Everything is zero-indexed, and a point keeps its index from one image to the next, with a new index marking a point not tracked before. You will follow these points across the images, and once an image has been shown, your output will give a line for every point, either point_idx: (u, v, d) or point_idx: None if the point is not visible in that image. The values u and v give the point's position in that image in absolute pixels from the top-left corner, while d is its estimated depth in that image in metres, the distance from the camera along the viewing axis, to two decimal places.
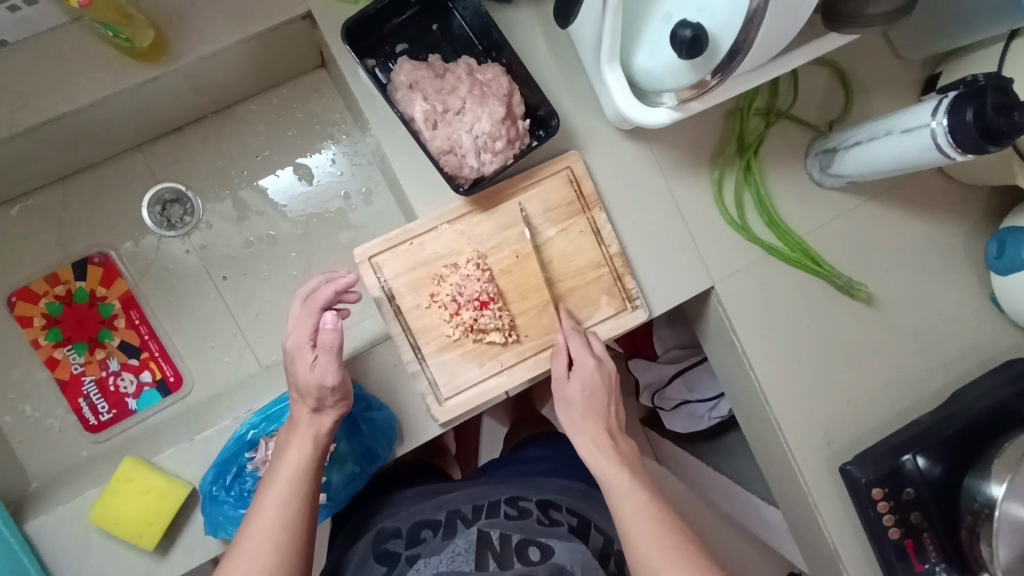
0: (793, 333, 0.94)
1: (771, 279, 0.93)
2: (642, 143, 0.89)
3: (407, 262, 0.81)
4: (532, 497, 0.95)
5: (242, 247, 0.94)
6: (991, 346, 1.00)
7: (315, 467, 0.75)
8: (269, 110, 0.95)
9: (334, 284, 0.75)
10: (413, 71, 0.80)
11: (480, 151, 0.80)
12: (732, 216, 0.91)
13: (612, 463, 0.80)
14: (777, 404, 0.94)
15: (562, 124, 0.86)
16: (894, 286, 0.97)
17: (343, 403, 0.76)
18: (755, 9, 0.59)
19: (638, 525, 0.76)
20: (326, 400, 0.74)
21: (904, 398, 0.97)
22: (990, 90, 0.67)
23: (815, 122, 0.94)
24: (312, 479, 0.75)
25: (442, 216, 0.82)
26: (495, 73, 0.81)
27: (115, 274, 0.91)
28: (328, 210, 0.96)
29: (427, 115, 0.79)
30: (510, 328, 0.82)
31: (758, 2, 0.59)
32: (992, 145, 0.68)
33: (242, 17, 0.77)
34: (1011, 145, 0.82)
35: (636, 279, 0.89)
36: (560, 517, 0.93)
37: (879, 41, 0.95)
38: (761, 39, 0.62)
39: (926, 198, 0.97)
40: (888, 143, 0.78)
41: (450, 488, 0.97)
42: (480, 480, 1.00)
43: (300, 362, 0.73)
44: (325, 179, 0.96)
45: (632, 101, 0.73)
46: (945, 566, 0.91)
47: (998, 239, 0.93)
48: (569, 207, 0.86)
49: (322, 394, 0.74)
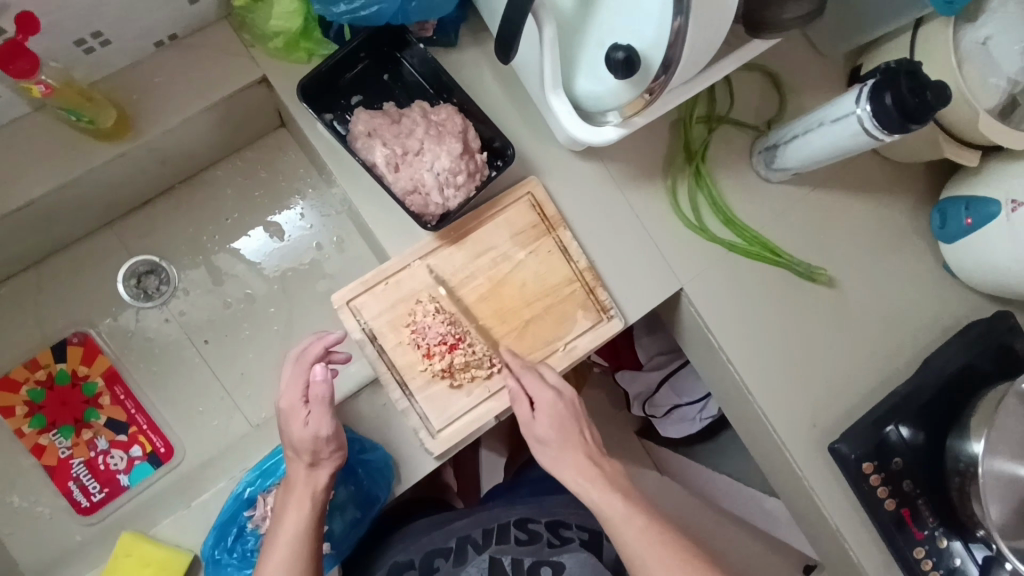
0: (765, 324, 0.98)
1: (736, 274, 0.97)
2: (596, 161, 0.94)
3: (385, 301, 0.83)
4: (542, 518, 0.95)
5: (221, 309, 0.96)
6: (951, 312, 1.05)
7: (314, 526, 0.74)
8: (235, 174, 0.98)
9: (322, 340, 0.77)
10: (370, 120, 0.84)
11: (443, 187, 0.84)
12: (690, 219, 0.96)
13: (604, 491, 0.78)
14: (760, 394, 0.97)
15: (518, 153, 0.90)
16: (852, 267, 1.02)
17: (339, 454, 0.76)
18: (677, 29, 0.64)
19: (644, 547, 0.75)
20: (319, 453, 0.74)
21: (880, 372, 1.01)
22: (903, 73, 0.72)
23: (755, 123, 1.00)
24: (310, 539, 0.74)
25: (414, 253, 0.84)
26: (449, 112, 0.85)
27: (95, 352, 0.91)
28: (303, 263, 0.98)
29: (388, 160, 0.82)
30: (493, 352, 0.84)
31: (678, 22, 0.64)
32: (914, 122, 0.73)
33: (201, 89, 0.81)
34: (934, 122, 0.88)
35: (608, 290, 0.92)
36: (571, 534, 0.93)
37: (802, 42, 1.02)
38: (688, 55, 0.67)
39: (868, 181, 1.03)
40: (822, 134, 0.83)
41: (459, 516, 0.97)
42: (489, 505, 1.00)
43: (293, 420, 0.74)
44: (296, 233, 0.99)
45: (579, 123, 0.77)
46: (944, 530, 0.94)
47: (940, 211, 0.99)
48: (535, 230, 0.89)
49: (316, 446, 0.74)
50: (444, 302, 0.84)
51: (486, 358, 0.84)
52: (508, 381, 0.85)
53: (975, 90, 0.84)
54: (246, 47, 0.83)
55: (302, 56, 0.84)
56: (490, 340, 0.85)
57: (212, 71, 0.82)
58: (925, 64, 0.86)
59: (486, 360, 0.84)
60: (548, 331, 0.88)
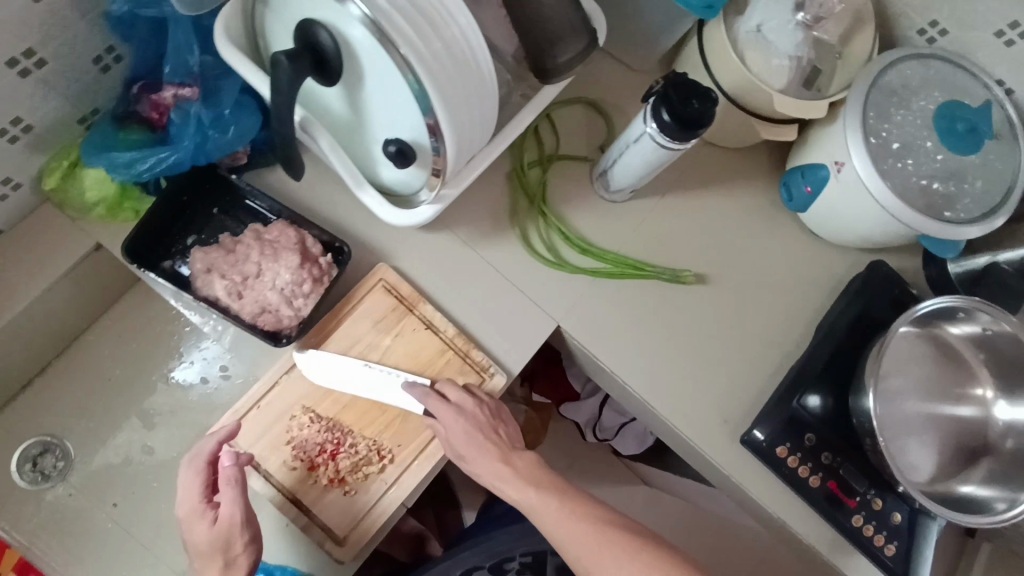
0: (650, 337, 0.99)
1: (608, 298, 0.99)
2: (443, 230, 0.96)
3: (262, 426, 0.84)
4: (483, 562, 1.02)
5: (125, 469, 0.96)
6: (831, 273, 1.07)
7: None
8: (110, 333, 1.00)
9: (215, 435, 0.81)
10: (205, 256, 0.86)
11: (290, 300, 0.86)
12: (548, 259, 0.99)
13: (521, 485, 0.83)
14: (664, 406, 0.98)
15: (364, 244, 0.93)
16: (721, 258, 1.04)
17: (253, 546, 0.77)
18: (434, 126, 0.68)
19: (563, 532, 0.79)
20: (232, 548, 0.76)
21: (777, 351, 1.02)
22: (670, 89, 0.75)
23: (589, 150, 1.03)
24: None
25: (279, 370, 0.86)
26: (281, 227, 0.88)
27: (4, 546, 0.91)
28: (194, 401, 1.00)
29: (230, 290, 0.85)
30: (378, 446, 0.85)
31: (431, 119, 0.67)
32: (694, 131, 0.76)
33: (37, 273, 0.84)
34: (740, 110, 0.91)
35: (485, 350, 0.93)
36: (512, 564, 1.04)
37: (613, 65, 1.06)
38: (456, 141, 0.71)
39: (714, 174, 1.06)
40: (631, 153, 0.86)
41: None
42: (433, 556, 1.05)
43: (199, 522, 0.77)
44: (181, 373, 1.00)
45: (392, 210, 0.81)
46: (874, 490, 0.94)
47: (784, 185, 1.02)
48: (395, 313, 0.91)
49: (229, 537, 0.76)
50: (317, 411, 0.85)
51: (374, 453, 0.85)
52: (402, 469, 0.86)
53: (764, 75, 0.87)
54: (73, 219, 0.86)
55: (129, 214, 0.86)
56: (375, 433, 0.86)
57: (45, 253, 0.85)
58: (713, 62, 0.89)
59: (374, 454, 0.85)
60: None
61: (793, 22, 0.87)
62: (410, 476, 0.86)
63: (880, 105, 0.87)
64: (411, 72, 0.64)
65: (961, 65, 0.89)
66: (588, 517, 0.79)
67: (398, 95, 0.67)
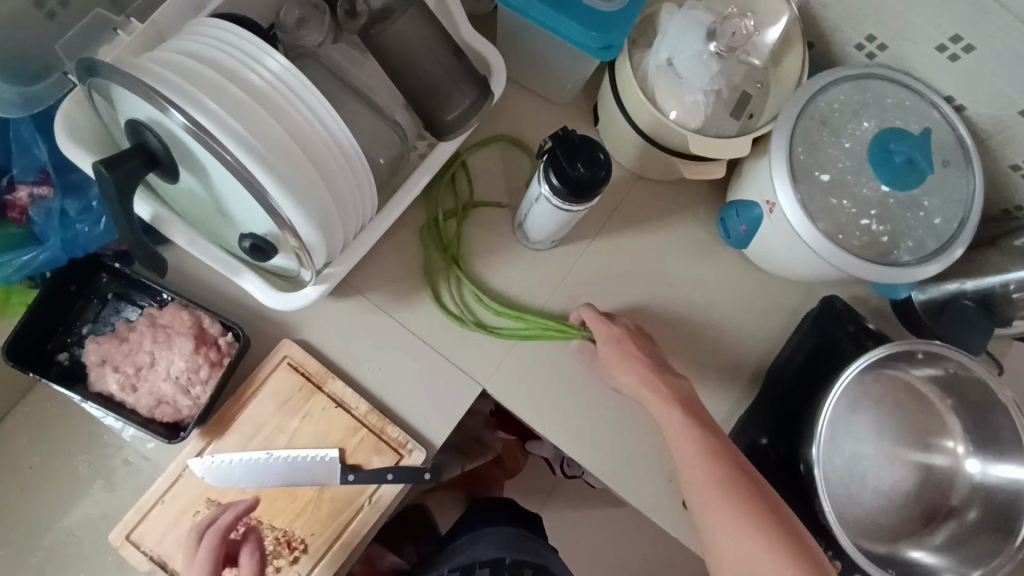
0: (582, 393, 0.93)
1: (535, 355, 0.93)
2: (352, 296, 0.91)
3: (164, 523, 0.81)
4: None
5: (46, 561, 0.94)
6: (782, 308, 0.98)
7: None
8: (24, 420, 0.97)
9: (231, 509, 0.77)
10: (98, 348, 0.82)
11: (187, 388, 0.82)
12: (454, 312, 0.92)
13: (663, 403, 0.79)
14: (600, 467, 0.92)
15: (267, 319, 0.88)
16: (659, 301, 0.96)
17: None
18: (286, 221, 0.62)
19: (689, 462, 0.73)
20: None
21: (723, 399, 0.95)
22: (557, 150, 0.67)
23: (508, 195, 0.96)
24: None
25: (183, 462, 0.83)
26: (174, 311, 0.84)
27: None
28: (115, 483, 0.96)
29: (122, 384, 0.81)
30: (288, 538, 0.82)
31: (282, 215, 0.61)
32: (588, 195, 0.68)
33: None
34: (659, 150, 0.84)
35: (402, 422, 0.88)
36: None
37: (533, 99, 0.98)
38: (317, 229, 0.65)
39: (647, 209, 0.98)
40: (537, 210, 0.79)
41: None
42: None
43: None
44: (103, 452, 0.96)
45: (275, 296, 0.75)
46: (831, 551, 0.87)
47: (721, 220, 0.93)
48: (302, 391, 0.86)
49: None
50: (224, 504, 0.82)
51: (285, 544, 0.82)
52: (315, 561, 0.82)
53: (677, 112, 0.79)
54: None
55: (14, 309, 0.83)
56: (285, 523, 0.82)
57: None
58: (624, 100, 0.81)
59: (284, 546, 0.82)
60: (346, 492, 0.84)
61: (706, 53, 0.79)
62: (323, 568, 0.81)
63: (809, 135, 0.79)
64: (248, 176, 0.58)
65: (901, 82, 0.80)
66: (715, 456, 0.72)
67: (243, 194, 0.62)
